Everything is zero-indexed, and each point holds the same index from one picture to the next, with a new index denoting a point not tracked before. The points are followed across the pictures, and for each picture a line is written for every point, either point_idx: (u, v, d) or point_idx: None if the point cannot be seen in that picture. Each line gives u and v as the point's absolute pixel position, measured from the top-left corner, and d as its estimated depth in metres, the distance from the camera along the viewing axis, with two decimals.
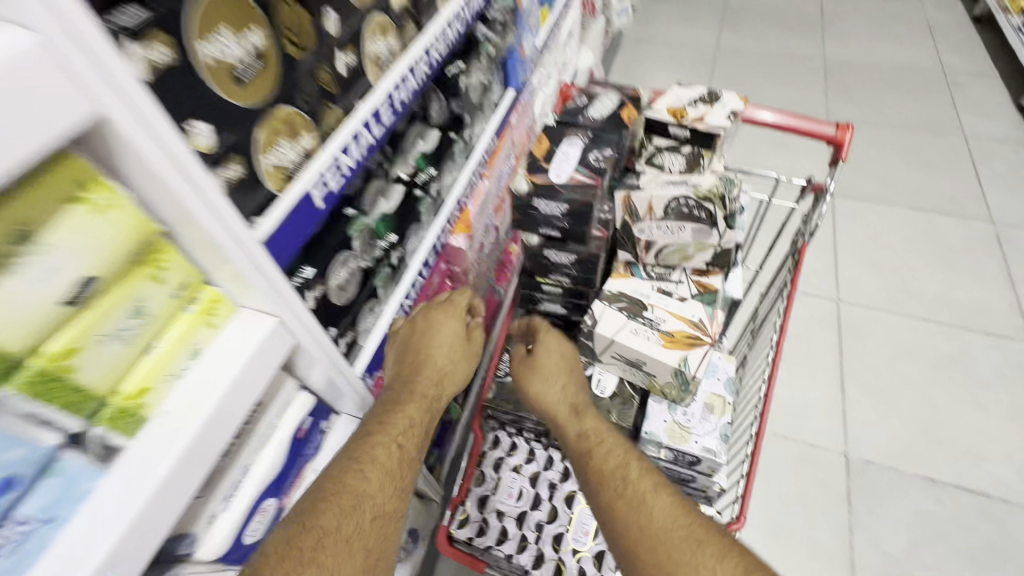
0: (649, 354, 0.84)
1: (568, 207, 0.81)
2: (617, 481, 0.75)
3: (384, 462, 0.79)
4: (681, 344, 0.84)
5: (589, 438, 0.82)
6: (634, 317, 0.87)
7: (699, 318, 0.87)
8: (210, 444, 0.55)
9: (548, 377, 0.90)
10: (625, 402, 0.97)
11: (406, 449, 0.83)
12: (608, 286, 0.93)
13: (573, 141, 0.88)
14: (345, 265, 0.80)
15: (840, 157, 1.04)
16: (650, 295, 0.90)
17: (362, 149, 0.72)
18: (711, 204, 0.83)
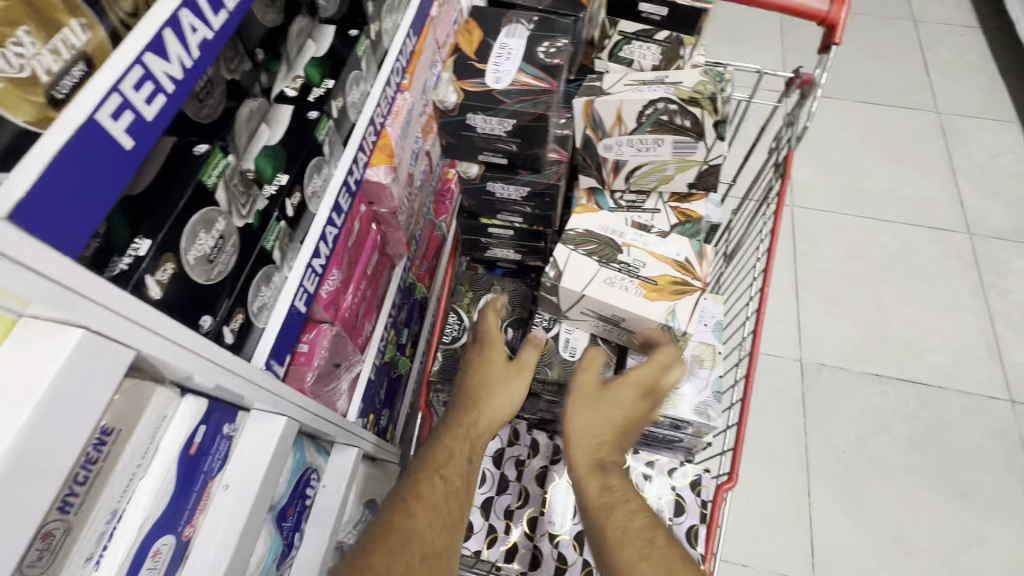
0: (629, 308, 0.70)
1: (514, 122, 0.60)
2: (642, 542, 0.67)
3: (433, 500, 0.69)
4: (665, 293, 0.70)
5: (611, 495, 0.73)
6: (608, 263, 0.71)
7: (686, 258, 0.72)
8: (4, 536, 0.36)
9: (600, 417, 0.78)
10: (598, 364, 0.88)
11: (453, 482, 0.73)
12: (571, 224, 0.76)
13: (514, 30, 0.64)
14: (211, 226, 0.56)
15: (834, 41, 0.86)
16: (627, 232, 0.74)
17: (196, 51, 0.47)
18: (698, 108, 0.64)
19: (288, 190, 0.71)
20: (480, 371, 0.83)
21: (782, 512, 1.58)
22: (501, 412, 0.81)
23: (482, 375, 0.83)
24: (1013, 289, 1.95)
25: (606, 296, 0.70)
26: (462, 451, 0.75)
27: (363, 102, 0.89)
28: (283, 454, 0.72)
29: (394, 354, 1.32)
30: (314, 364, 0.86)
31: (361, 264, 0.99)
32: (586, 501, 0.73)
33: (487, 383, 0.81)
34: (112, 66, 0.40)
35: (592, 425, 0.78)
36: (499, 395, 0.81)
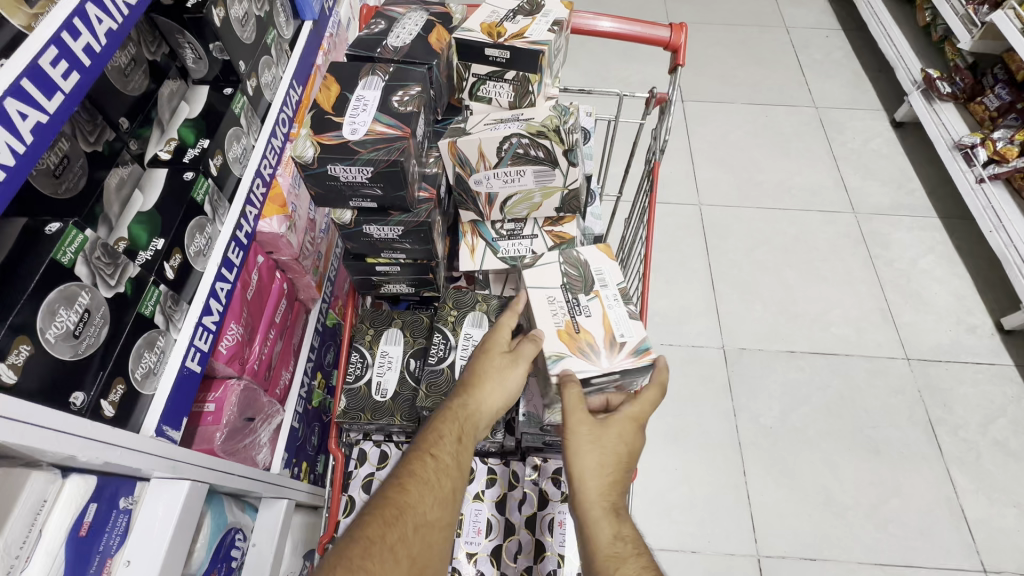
0: (539, 326, 0.73)
1: (372, 169, 0.63)
2: None
3: (424, 476, 0.71)
4: (572, 342, 0.71)
5: (623, 545, 0.64)
6: (568, 291, 0.75)
7: (621, 339, 0.72)
8: None
9: (604, 454, 0.69)
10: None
11: (445, 460, 0.73)
12: (587, 251, 0.79)
13: (371, 82, 0.69)
14: (74, 302, 0.57)
15: (679, 63, 0.96)
16: (609, 287, 0.76)
17: (29, 136, 0.48)
18: (547, 140, 0.72)
19: (167, 253, 0.71)
20: (480, 361, 0.80)
21: (722, 494, 1.67)
22: (503, 390, 0.79)
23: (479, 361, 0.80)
24: (897, 258, 2.16)
25: (538, 303, 0.75)
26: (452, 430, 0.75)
27: (248, 155, 0.90)
28: (189, 518, 0.71)
29: (323, 397, 1.30)
30: (222, 422, 0.85)
31: (266, 314, 0.98)
32: (592, 544, 0.66)
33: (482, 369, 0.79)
34: None
35: (601, 462, 0.69)
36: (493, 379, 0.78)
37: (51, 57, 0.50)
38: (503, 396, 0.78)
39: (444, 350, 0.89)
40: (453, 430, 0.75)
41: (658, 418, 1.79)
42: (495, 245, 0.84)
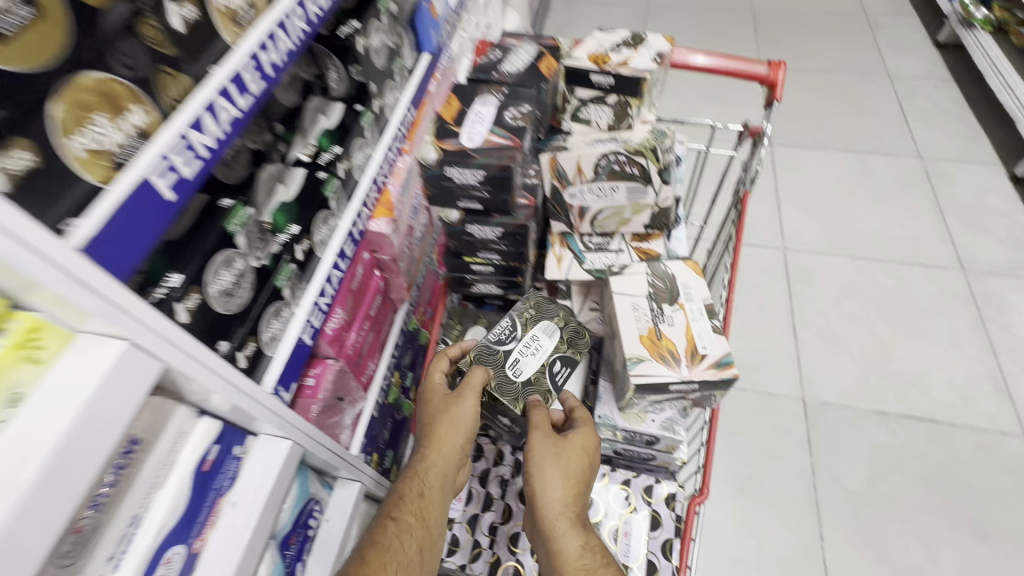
0: (622, 331, 0.75)
1: (484, 173, 0.71)
2: None
3: (389, 544, 0.73)
4: (654, 348, 0.73)
5: (590, 558, 0.76)
6: (652, 300, 0.78)
7: (704, 351, 0.73)
8: (60, 498, 0.44)
9: (568, 474, 0.81)
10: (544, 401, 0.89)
11: (405, 519, 0.77)
12: (675, 266, 0.82)
13: (487, 100, 0.78)
14: (230, 265, 0.68)
15: (776, 98, 0.98)
16: (695, 301, 0.78)
17: (226, 126, 0.60)
18: (643, 158, 0.77)
19: (298, 238, 0.83)
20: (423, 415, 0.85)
21: (795, 557, 1.54)
22: (452, 444, 0.84)
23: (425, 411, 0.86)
24: (1014, 323, 1.95)
25: (622, 310, 0.77)
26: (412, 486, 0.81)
27: (367, 163, 1.03)
28: (286, 476, 0.79)
29: (398, 397, 1.38)
30: (319, 396, 0.93)
31: (364, 307, 1.09)
32: (566, 563, 0.76)
33: (428, 417, 0.85)
34: (161, 139, 0.52)
35: (566, 478, 0.81)
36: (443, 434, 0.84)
37: (249, 69, 0.63)
38: (456, 440, 0.84)
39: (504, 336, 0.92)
40: (413, 489, 0.80)
41: (727, 465, 1.70)
42: (583, 259, 0.89)
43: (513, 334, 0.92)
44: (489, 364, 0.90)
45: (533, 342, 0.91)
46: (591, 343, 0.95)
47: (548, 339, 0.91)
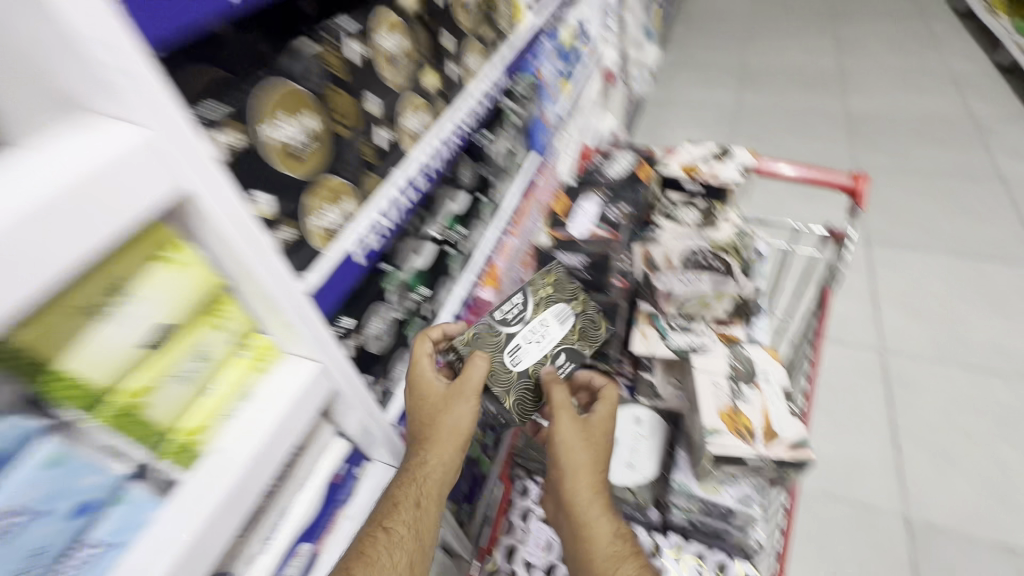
0: (701, 403, 0.82)
1: (587, 259, 0.97)
2: None
3: (376, 556, 0.69)
4: (731, 423, 0.80)
5: (621, 544, 0.79)
6: (732, 378, 0.85)
7: (780, 430, 0.79)
8: (261, 470, 0.60)
9: (594, 457, 0.83)
10: (532, 400, 0.86)
11: (397, 531, 0.73)
12: (755, 352, 0.90)
13: (591, 199, 1.07)
14: (381, 315, 0.91)
15: (860, 206, 1.06)
16: (772, 383, 0.85)
17: (398, 214, 0.80)
18: (724, 256, 0.91)
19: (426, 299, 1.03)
20: (425, 411, 0.80)
21: None
22: (451, 447, 0.79)
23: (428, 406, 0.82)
24: None
25: (703, 385, 0.84)
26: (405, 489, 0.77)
27: (481, 241, 1.20)
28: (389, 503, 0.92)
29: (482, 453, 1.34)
30: None
31: None
32: (596, 549, 0.78)
33: (430, 412, 0.80)
34: (360, 221, 0.73)
35: (592, 461, 0.83)
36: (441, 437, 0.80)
37: (421, 177, 0.85)
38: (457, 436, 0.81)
39: (512, 316, 0.91)
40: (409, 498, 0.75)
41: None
42: (667, 337, 0.96)
43: (521, 316, 0.92)
44: (489, 346, 0.88)
45: (540, 327, 0.89)
46: (602, 336, 0.93)
47: (556, 326, 0.90)
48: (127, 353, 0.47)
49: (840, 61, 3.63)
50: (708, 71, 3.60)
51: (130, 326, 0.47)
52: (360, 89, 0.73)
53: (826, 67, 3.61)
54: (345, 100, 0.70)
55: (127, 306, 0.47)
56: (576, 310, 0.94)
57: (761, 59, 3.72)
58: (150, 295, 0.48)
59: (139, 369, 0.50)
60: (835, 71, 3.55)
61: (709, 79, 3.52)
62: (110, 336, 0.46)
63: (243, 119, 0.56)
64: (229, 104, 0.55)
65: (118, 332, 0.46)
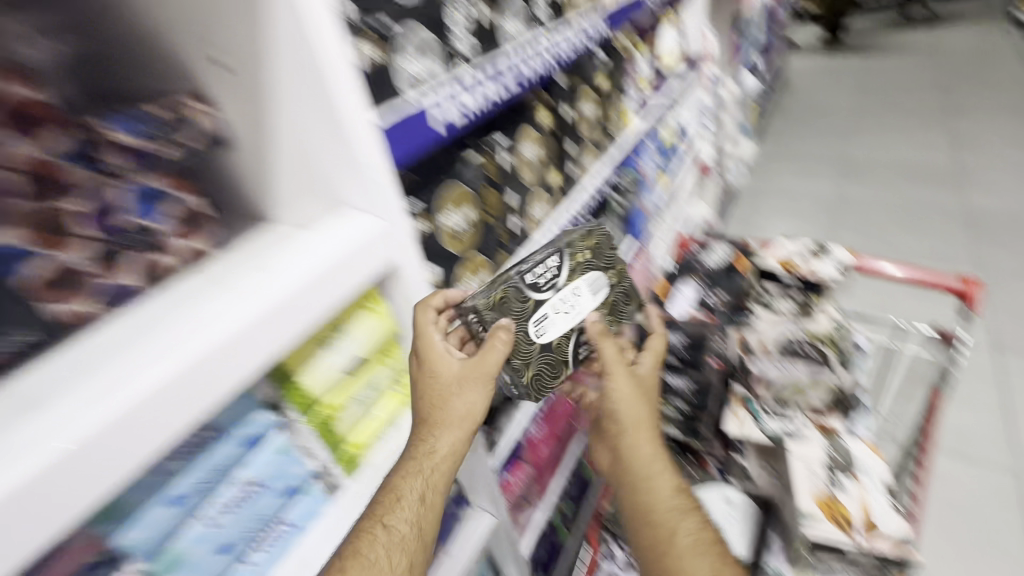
0: (798, 487, 0.89)
1: (685, 338, 1.07)
2: (701, 548, 0.86)
3: (370, 557, 0.62)
4: (828, 509, 0.85)
5: (681, 501, 0.92)
6: (830, 468, 0.90)
7: (880, 524, 0.84)
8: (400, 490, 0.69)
9: (642, 405, 0.91)
10: (553, 369, 0.82)
11: (397, 532, 0.66)
12: (852, 447, 0.96)
13: (689, 284, 1.27)
14: None
15: (972, 309, 1.04)
16: (870, 477, 0.90)
17: None
18: (821, 346, 1.01)
19: None
20: (432, 390, 0.72)
21: None
22: (459, 435, 0.72)
23: (432, 389, 0.72)
24: None
25: (800, 469, 0.91)
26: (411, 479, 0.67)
27: None
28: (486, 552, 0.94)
29: (560, 520, 1.34)
30: (511, 486, 1.14)
31: (555, 427, 1.32)
32: (654, 501, 0.91)
33: (437, 395, 0.71)
34: None
35: (644, 417, 0.92)
36: (455, 419, 0.72)
37: None
38: (467, 421, 0.73)
39: (544, 275, 0.81)
40: (411, 491, 0.67)
41: None
42: (761, 421, 1.01)
43: (553, 280, 0.82)
44: (512, 312, 0.78)
45: (570, 299, 0.83)
46: (631, 313, 0.92)
47: (587, 297, 0.85)
48: (335, 374, 0.64)
49: (959, 157, 3.46)
50: (807, 163, 3.60)
51: (342, 353, 0.65)
52: (502, 186, 0.91)
53: (943, 163, 3.45)
54: (493, 195, 0.89)
55: (342, 339, 0.65)
56: (611, 282, 0.88)
57: (868, 153, 3.65)
58: (355, 334, 0.67)
59: (339, 387, 0.65)
60: (953, 167, 3.39)
61: (809, 171, 3.52)
62: (331, 358, 0.64)
63: (429, 211, 0.77)
64: (422, 202, 0.76)
65: (335, 356, 0.64)
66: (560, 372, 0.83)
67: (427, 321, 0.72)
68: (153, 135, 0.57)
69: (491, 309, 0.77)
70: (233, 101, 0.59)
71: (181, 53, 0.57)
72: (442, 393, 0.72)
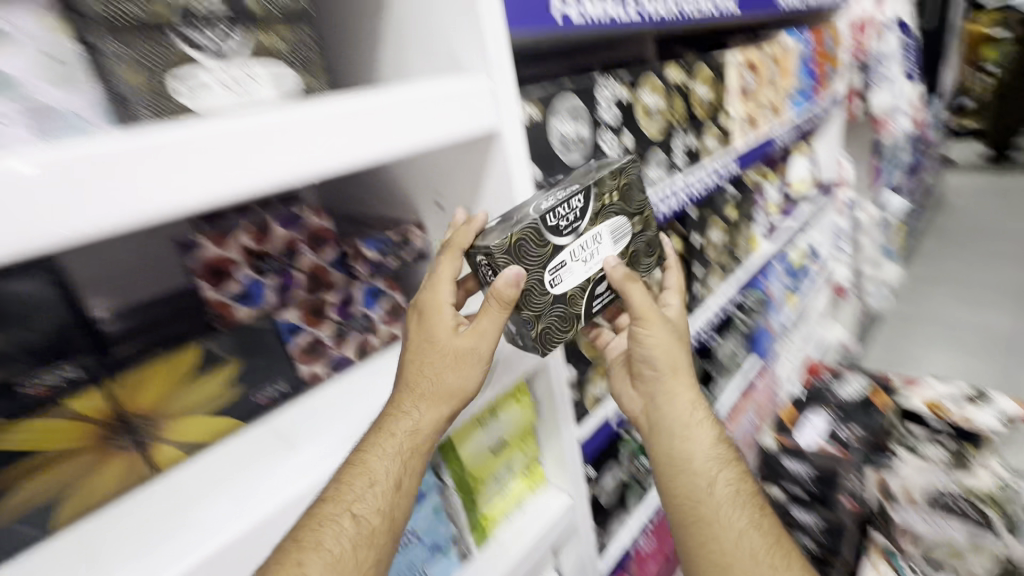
0: None
1: (816, 471, 1.11)
2: (741, 502, 0.81)
3: (330, 541, 0.57)
4: None
5: (721, 453, 0.83)
6: None
7: None
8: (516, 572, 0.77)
9: (675, 351, 0.81)
10: (564, 326, 0.69)
11: (367, 519, 0.60)
12: None
13: (822, 414, 1.31)
14: (612, 473, 1.09)
15: None
16: None
17: None
18: (986, 508, 1.00)
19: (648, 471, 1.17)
20: (423, 356, 0.65)
21: None
22: (444, 409, 0.65)
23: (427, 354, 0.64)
24: None
25: None
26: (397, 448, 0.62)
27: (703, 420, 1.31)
28: None
29: None
30: None
31: (664, 544, 1.26)
32: (692, 456, 0.82)
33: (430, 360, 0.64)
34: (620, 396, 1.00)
35: (677, 364, 0.81)
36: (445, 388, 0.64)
37: None
38: (454, 392, 0.65)
39: (569, 213, 0.66)
40: (383, 473, 0.61)
41: None
42: None
43: (576, 224, 0.66)
44: (525, 254, 0.63)
45: (591, 246, 0.69)
46: (652, 269, 0.78)
47: (609, 246, 0.71)
48: (481, 452, 0.77)
49: None
50: (973, 291, 3.20)
51: (490, 435, 0.78)
52: None
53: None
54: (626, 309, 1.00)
55: (492, 424, 0.78)
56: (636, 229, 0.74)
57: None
58: (503, 421, 0.79)
59: (483, 464, 0.78)
60: None
61: (975, 299, 3.12)
62: (482, 438, 0.77)
63: None
64: None
65: (484, 436, 0.77)
66: (569, 333, 0.70)
67: (444, 282, 0.65)
68: (387, 252, 0.80)
69: (503, 257, 0.62)
70: (441, 230, 0.82)
71: (410, 196, 0.81)
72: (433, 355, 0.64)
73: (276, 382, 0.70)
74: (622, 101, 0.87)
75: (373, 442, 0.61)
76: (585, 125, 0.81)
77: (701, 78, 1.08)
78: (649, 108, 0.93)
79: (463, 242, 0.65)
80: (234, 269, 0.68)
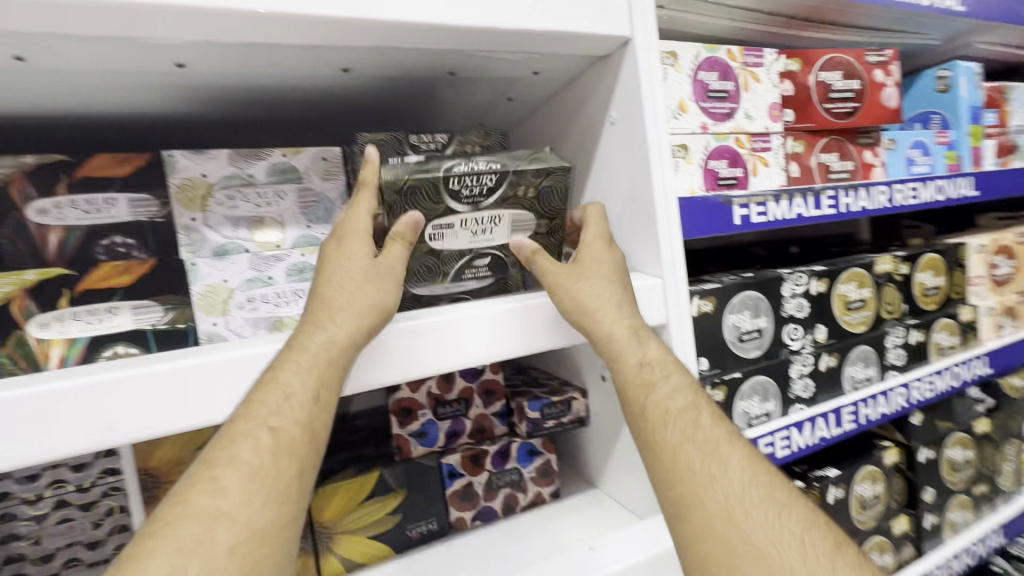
0: None
1: None
2: (690, 421, 0.56)
3: (238, 459, 0.45)
4: None
5: (656, 373, 0.59)
6: None
7: None
8: None
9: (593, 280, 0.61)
10: (430, 275, 0.62)
11: (285, 433, 0.47)
12: None
13: None
14: None
15: None
16: None
17: None
18: None
19: None
20: (339, 271, 0.54)
21: None
22: (375, 318, 0.52)
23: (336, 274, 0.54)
24: None
25: None
26: (311, 358, 0.50)
27: None
28: None
29: None
30: None
31: None
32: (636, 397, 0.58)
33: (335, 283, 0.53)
34: None
35: (607, 297, 0.60)
36: (358, 294, 0.53)
37: None
38: (363, 301, 0.52)
39: (478, 189, 0.60)
40: (301, 384, 0.49)
41: None
42: None
43: (480, 199, 0.60)
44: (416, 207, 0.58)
45: (488, 222, 0.61)
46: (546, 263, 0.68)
47: (504, 233, 0.63)
48: None
49: None
50: None
51: None
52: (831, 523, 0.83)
53: None
54: None
55: None
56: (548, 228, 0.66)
57: None
58: None
59: None
60: None
61: None
62: None
63: None
64: None
65: None
66: (433, 287, 0.62)
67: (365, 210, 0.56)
68: (547, 413, 0.83)
69: (394, 201, 0.57)
70: (600, 400, 0.84)
71: (579, 365, 0.87)
72: (339, 282, 0.53)
73: (430, 520, 0.77)
74: (815, 294, 0.80)
75: (282, 356, 0.49)
76: (766, 318, 0.76)
77: (929, 266, 0.93)
78: (850, 301, 0.84)
79: (377, 179, 0.56)
80: (416, 409, 0.78)
